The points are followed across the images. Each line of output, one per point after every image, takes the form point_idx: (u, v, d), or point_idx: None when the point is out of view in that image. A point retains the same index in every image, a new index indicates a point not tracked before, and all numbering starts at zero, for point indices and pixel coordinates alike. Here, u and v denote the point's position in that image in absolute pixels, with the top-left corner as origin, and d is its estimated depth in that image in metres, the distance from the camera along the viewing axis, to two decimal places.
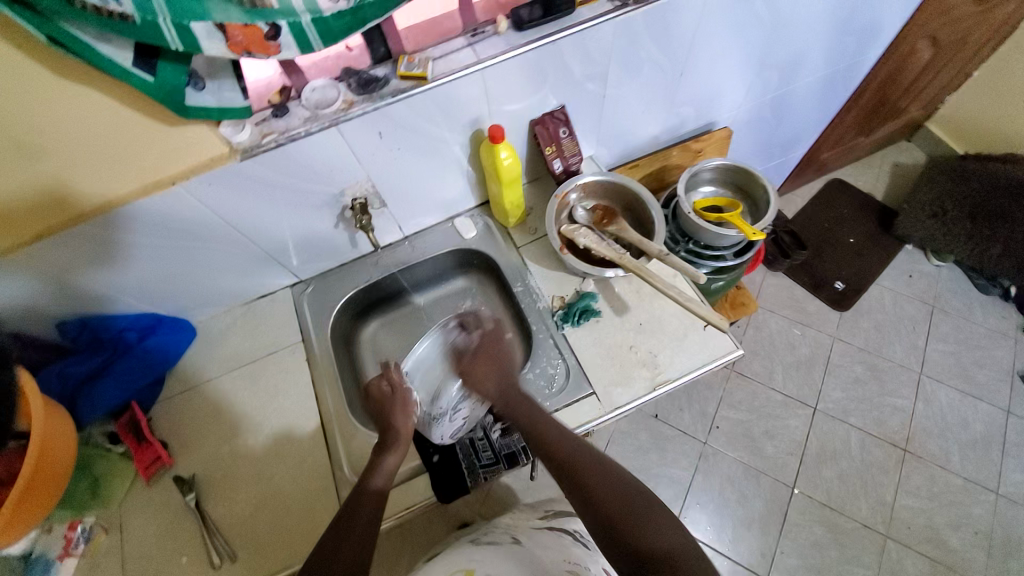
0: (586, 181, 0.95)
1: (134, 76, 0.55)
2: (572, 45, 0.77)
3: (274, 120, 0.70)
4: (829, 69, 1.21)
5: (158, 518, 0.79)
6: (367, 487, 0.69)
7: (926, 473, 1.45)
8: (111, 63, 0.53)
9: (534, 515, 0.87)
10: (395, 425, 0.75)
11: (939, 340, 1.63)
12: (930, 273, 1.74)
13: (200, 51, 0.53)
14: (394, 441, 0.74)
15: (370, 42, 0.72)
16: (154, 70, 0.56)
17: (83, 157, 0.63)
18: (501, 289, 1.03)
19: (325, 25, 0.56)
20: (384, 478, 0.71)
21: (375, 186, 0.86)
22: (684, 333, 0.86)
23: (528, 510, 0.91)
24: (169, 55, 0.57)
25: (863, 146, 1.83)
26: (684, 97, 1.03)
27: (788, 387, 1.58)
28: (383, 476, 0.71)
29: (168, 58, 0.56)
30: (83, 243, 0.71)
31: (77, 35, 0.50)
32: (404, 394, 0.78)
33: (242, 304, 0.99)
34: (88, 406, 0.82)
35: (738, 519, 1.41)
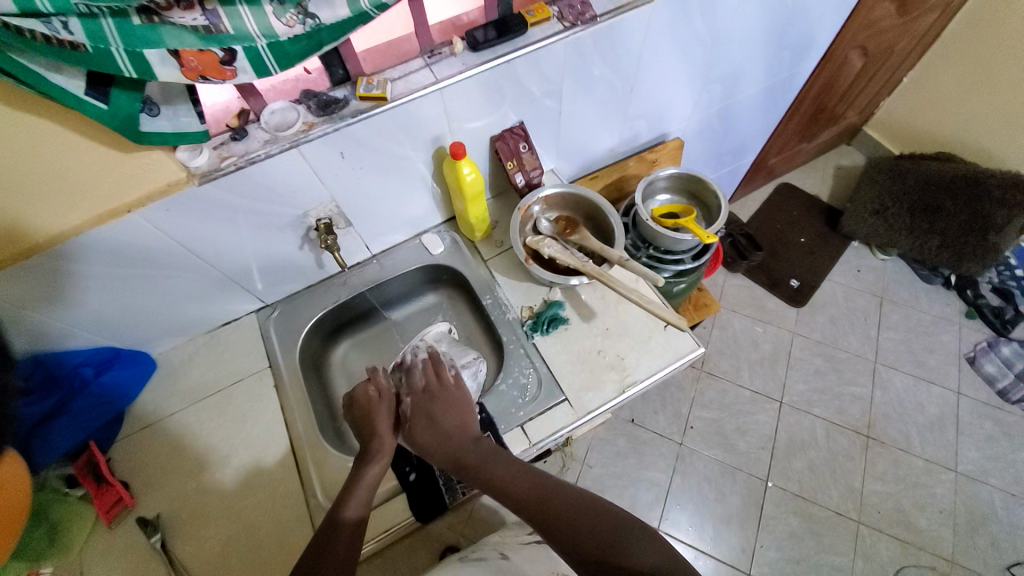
0: (548, 193, 0.98)
1: (87, 105, 0.54)
2: (526, 63, 0.80)
3: (233, 143, 0.70)
4: (770, 81, 1.30)
5: (121, 562, 0.75)
6: (342, 517, 0.66)
7: (889, 457, 1.52)
8: (64, 93, 0.52)
9: (522, 531, 0.86)
10: (381, 434, 0.71)
11: (890, 330, 1.73)
12: (878, 267, 1.85)
13: (155, 78, 0.53)
14: (376, 456, 0.70)
15: (327, 65, 0.73)
16: (108, 98, 0.55)
17: (30, 189, 0.61)
18: (471, 302, 1.04)
19: (281, 49, 0.57)
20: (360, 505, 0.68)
21: (340, 205, 0.86)
22: (649, 335, 0.89)
23: (515, 526, 0.90)
24: (123, 83, 0.56)
25: (808, 151, 1.94)
26: (637, 110, 1.08)
27: (756, 383, 1.63)
28: (357, 503, 0.68)
29: (122, 86, 0.56)
30: (33, 278, 0.68)
31: (26, 65, 0.49)
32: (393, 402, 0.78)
33: (205, 333, 0.97)
34: (43, 449, 0.77)
35: (718, 516, 1.43)
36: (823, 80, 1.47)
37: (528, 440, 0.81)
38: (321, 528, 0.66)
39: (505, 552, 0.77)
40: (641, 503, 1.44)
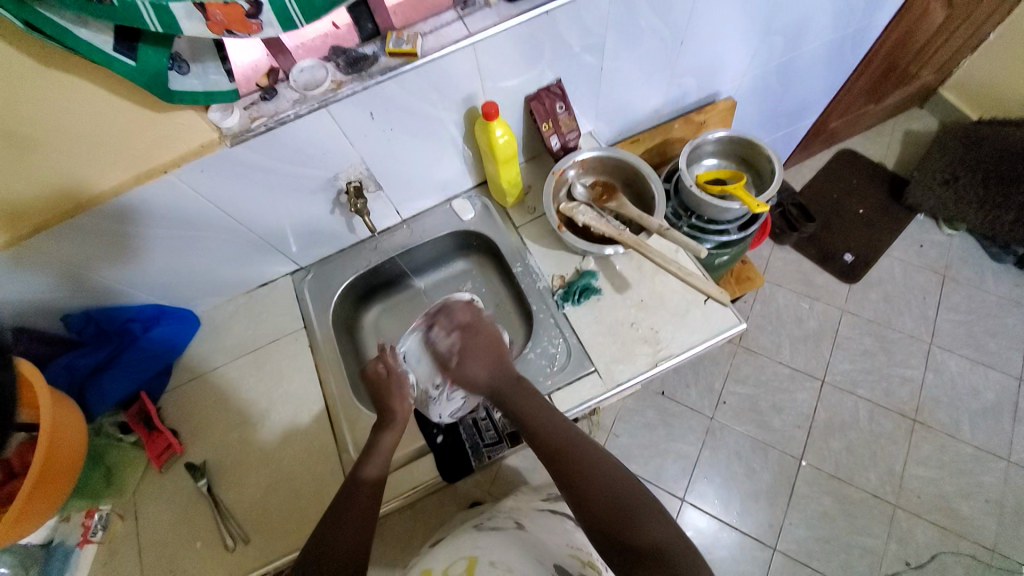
0: (584, 156, 0.93)
1: (115, 60, 0.53)
2: (566, 14, 0.75)
3: (263, 103, 0.69)
4: (838, 33, 1.17)
5: (172, 505, 0.81)
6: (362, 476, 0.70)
7: (935, 442, 1.45)
8: (92, 48, 0.51)
9: (536, 498, 0.88)
10: (392, 407, 0.76)
11: (950, 310, 1.61)
12: (942, 242, 1.70)
13: (180, 31, 0.52)
14: (390, 421, 0.75)
15: (357, 20, 0.69)
16: (136, 54, 0.54)
17: (71, 148, 0.62)
18: (501, 270, 1.02)
19: (308, 2, 0.53)
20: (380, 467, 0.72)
21: (370, 168, 0.85)
22: (687, 309, 0.85)
23: (532, 493, 0.91)
24: (149, 38, 0.55)
25: (874, 114, 1.77)
26: (685, 66, 1.00)
27: (796, 361, 1.57)
28: (377, 464, 0.72)
29: (149, 41, 0.55)
30: (79, 236, 0.71)
31: (53, 19, 0.48)
32: (399, 377, 0.79)
33: (244, 293, 0.99)
34: (98, 397, 0.84)
35: (746, 492, 1.42)
36: (898, 33, 1.31)
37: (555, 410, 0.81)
38: (343, 486, 0.70)
39: (521, 522, 0.78)
40: (667, 475, 1.44)
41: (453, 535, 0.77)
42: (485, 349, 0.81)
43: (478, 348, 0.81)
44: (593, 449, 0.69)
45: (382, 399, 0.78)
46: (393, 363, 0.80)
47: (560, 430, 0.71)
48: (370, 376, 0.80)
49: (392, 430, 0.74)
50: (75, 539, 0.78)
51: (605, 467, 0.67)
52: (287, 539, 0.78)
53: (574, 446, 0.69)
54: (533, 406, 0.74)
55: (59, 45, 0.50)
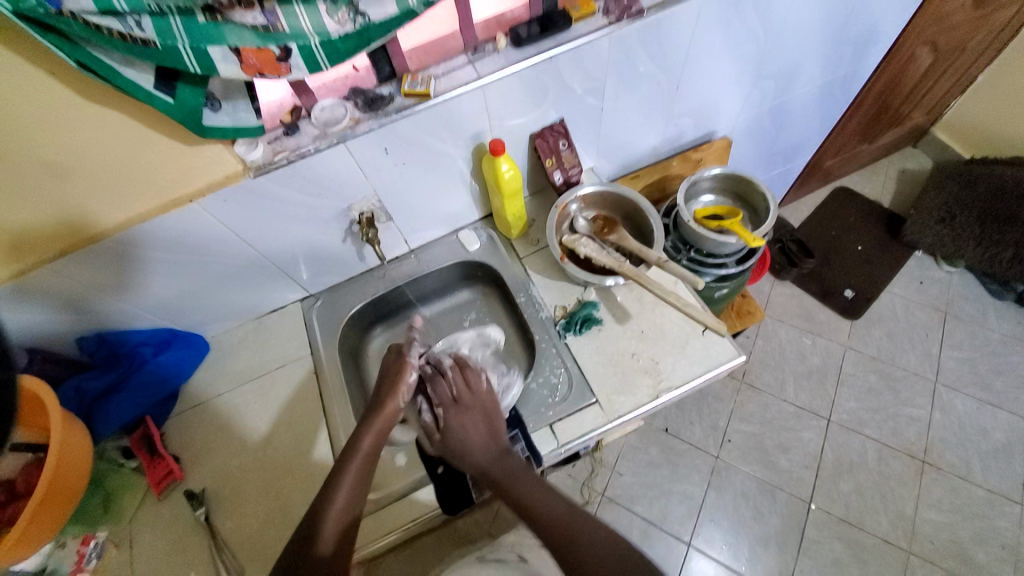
0: (586, 192, 0.97)
1: (155, 98, 0.58)
2: (570, 60, 0.80)
3: (286, 137, 0.73)
4: (827, 78, 1.24)
5: (168, 533, 0.80)
6: None
7: (946, 485, 1.41)
8: (135, 86, 0.56)
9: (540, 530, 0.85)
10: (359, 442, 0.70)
11: (953, 348, 1.60)
12: (941, 280, 1.72)
13: (216, 72, 0.56)
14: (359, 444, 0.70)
15: (375, 63, 0.74)
16: (174, 92, 0.59)
17: (104, 177, 0.66)
18: (505, 300, 1.04)
19: (333, 47, 0.59)
20: None
21: (382, 200, 0.89)
22: (686, 340, 0.87)
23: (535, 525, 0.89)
24: (187, 77, 0.60)
25: (868, 153, 1.83)
26: (682, 108, 1.06)
27: (801, 398, 1.55)
28: (345, 495, 0.65)
29: (186, 80, 0.60)
30: (101, 261, 0.74)
31: (102, 59, 0.53)
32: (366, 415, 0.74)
33: (253, 319, 1.01)
34: (103, 421, 0.84)
35: (754, 536, 1.37)
36: (886, 77, 1.39)
37: (557, 439, 0.81)
38: None
39: (524, 555, 0.77)
40: (672, 517, 1.40)
41: (457, 566, 0.76)
42: (475, 419, 0.75)
43: (474, 412, 0.76)
44: (580, 512, 0.64)
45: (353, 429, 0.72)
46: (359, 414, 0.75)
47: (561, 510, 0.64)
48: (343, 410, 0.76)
49: (358, 459, 0.68)
50: (69, 567, 0.76)
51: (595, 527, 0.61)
52: None
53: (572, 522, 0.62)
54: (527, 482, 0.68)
55: (104, 83, 0.55)
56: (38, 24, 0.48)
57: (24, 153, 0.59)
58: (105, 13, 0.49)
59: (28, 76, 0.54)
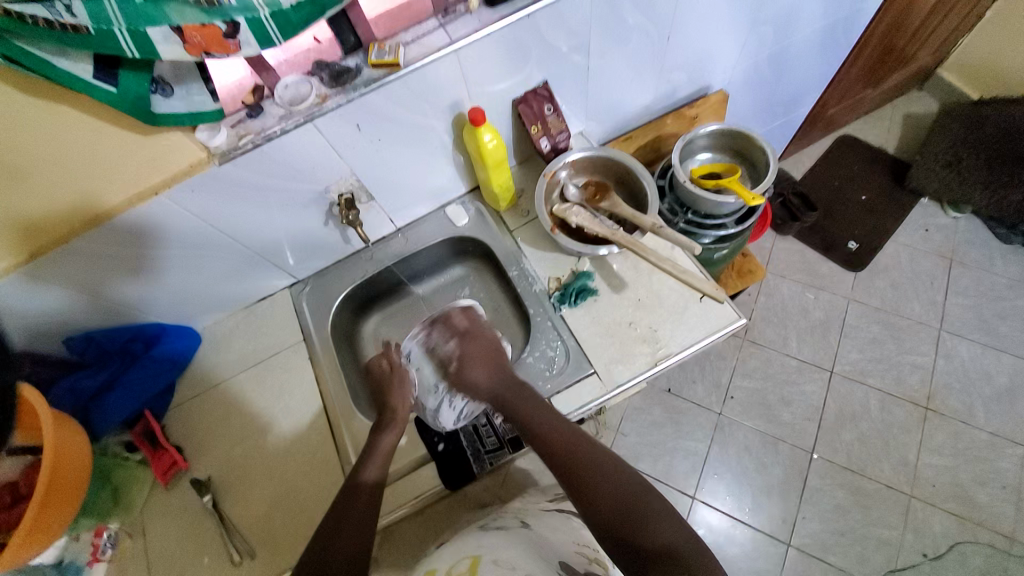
0: (575, 158, 0.92)
1: (96, 89, 0.54)
2: (548, 16, 0.74)
3: (250, 120, 0.68)
4: (830, 18, 1.16)
5: (179, 521, 0.82)
6: (360, 480, 0.71)
7: (947, 429, 1.43)
8: (73, 77, 0.52)
9: (543, 498, 0.87)
10: (393, 405, 0.79)
11: (958, 294, 1.58)
12: (948, 226, 1.67)
13: (157, 56, 0.52)
14: (389, 421, 0.77)
15: (339, 33, 0.68)
16: (117, 80, 0.55)
17: (62, 173, 0.62)
18: (498, 275, 1.02)
19: (285, 18, 0.54)
20: (377, 470, 0.73)
21: (361, 179, 0.85)
22: (684, 306, 0.85)
23: (539, 492, 0.91)
24: (132, 64, 0.56)
25: (873, 97, 1.75)
26: (674, 61, 0.99)
27: (803, 352, 1.55)
28: (375, 467, 0.73)
29: (130, 67, 0.56)
30: (77, 261, 0.71)
31: (32, 50, 0.49)
32: (402, 372, 0.83)
33: (243, 308, 1.00)
34: (102, 417, 0.85)
35: (758, 488, 1.40)
36: (894, 14, 1.30)
37: None
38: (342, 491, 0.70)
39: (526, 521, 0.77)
40: (677, 473, 1.43)
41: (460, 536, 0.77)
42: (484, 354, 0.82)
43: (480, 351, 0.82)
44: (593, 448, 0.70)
45: (384, 393, 0.81)
46: (397, 360, 0.84)
47: (565, 435, 0.71)
48: (374, 371, 0.84)
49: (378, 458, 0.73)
50: (86, 557, 0.79)
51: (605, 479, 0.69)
52: (292, 553, 0.78)
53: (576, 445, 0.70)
54: (540, 412, 0.74)
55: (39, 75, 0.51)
56: None
57: None
58: None
59: None
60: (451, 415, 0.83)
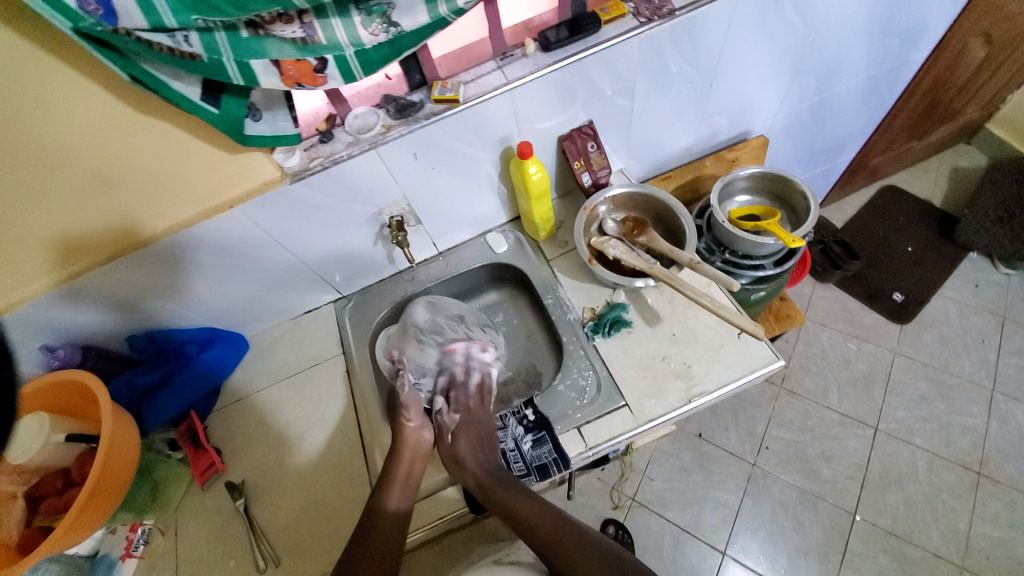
0: (615, 193, 0.96)
1: (201, 109, 0.59)
2: (597, 62, 0.80)
3: (321, 145, 0.75)
4: (871, 72, 1.18)
5: (210, 522, 0.85)
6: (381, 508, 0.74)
7: (1004, 499, 1.32)
8: (183, 98, 0.58)
9: None
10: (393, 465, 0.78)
11: (1012, 354, 1.50)
12: (1000, 282, 1.61)
13: (258, 84, 0.58)
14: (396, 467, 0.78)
15: (407, 71, 0.76)
16: (219, 103, 0.60)
17: (152, 185, 0.69)
18: (534, 303, 1.04)
19: (366, 56, 0.60)
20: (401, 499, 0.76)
21: (412, 204, 0.90)
22: (720, 344, 0.84)
23: None
24: (232, 89, 0.61)
25: (917, 150, 1.74)
26: (715, 106, 1.03)
27: (845, 405, 1.48)
28: (397, 495, 0.76)
29: (231, 92, 0.61)
30: (151, 264, 0.77)
31: (152, 71, 0.55)
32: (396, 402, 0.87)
33: (290, 319, 1.05)
34: (152, 415, 0.89)
35: (794, 547, 1.32)
36: (938, 69, 1.31)
37: (584, 443, 0.80)
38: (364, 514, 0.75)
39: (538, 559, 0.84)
40: (705, 525, 1.36)
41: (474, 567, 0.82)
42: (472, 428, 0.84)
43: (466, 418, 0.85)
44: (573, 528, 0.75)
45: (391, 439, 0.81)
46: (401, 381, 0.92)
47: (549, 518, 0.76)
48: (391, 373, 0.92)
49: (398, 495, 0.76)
50: (119, 553, 0.83)
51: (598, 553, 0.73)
52: (315, 563, 0.79)
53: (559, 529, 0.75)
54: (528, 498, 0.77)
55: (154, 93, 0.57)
56: (96, 41, 0.50)
57: (77, 164, 0.62)
58: (155, 29, 0.50)
59: (81, 94, 0.57)
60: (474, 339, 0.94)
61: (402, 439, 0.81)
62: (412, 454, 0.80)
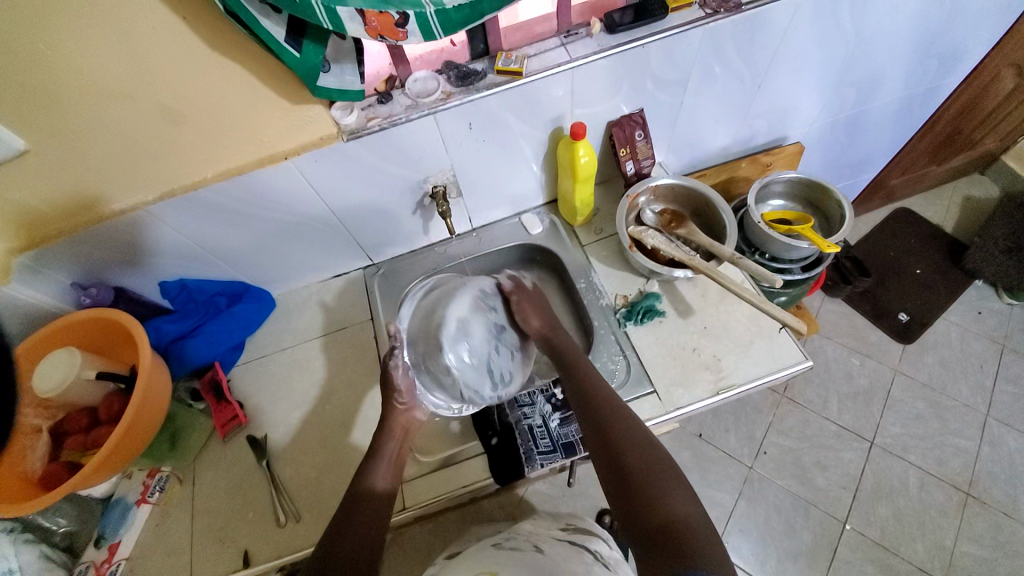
0: (657, 185, 0.96)
1: (284, 51, 0.59)
2: (659, 49, 0.80)
3: (379, 106, 0.75)
4: (908, 91, 1.20)
5: (230, 476, 0.84)
6: (370, 487, 0.72)
7: (990, 520, 1.36)
8: (268, 37, 0.57)
9: (555, 525, 0.87)
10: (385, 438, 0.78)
11: (1010, 382, 1.53)
12: (1002, 311, 1.65)
13: (343, 31, 0.57)
14: (388, 431, 0.78)
15: (471, 38, 0.76)
16: (300, 48, 0.60)
17: (212, 127, 0.68)
18: (564, 289, 1.05)
19: (446, 16, 0.59)
20: (386, 479, 0.74)
21: (456, 174, 0.90)
22: (750, 340, 0.86)
23: (550, 518, 0.91)
24: (313, 33, 0.60)
25: (935, 175, 1.76)
26: (759, 109, 1.04)
27: (843, 418, 1.51)
28: (384, 477, 0.74)
29: (312, 36, 0.60)
30: (196, 209, 0.77)
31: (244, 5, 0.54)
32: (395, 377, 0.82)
33: (319, 282, 1.04)
34: (179, 362, 0.89)
35: (784, 551, 1.35)
36: (967, 96, 1.33)
37: None
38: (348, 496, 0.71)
39: (539, 545, 0.80)
40: None
41: (473, 550, 0.80)
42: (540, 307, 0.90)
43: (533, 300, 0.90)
44: (626, 412, 0.75)
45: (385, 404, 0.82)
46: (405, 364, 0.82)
47: (606, 398, 0.76)
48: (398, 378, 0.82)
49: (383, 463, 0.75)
50: (135, 497, 0.82)
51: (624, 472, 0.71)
52: None
53: (613, 409, 0.74)
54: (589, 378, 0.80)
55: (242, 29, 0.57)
56: None
57: (143, 97, 0.62)
58: None
59: (159, 25, 0.56)
60: (480, 347, 0.81)
61: (391, 417, 0.80)
62: (403, 430, 0.80)
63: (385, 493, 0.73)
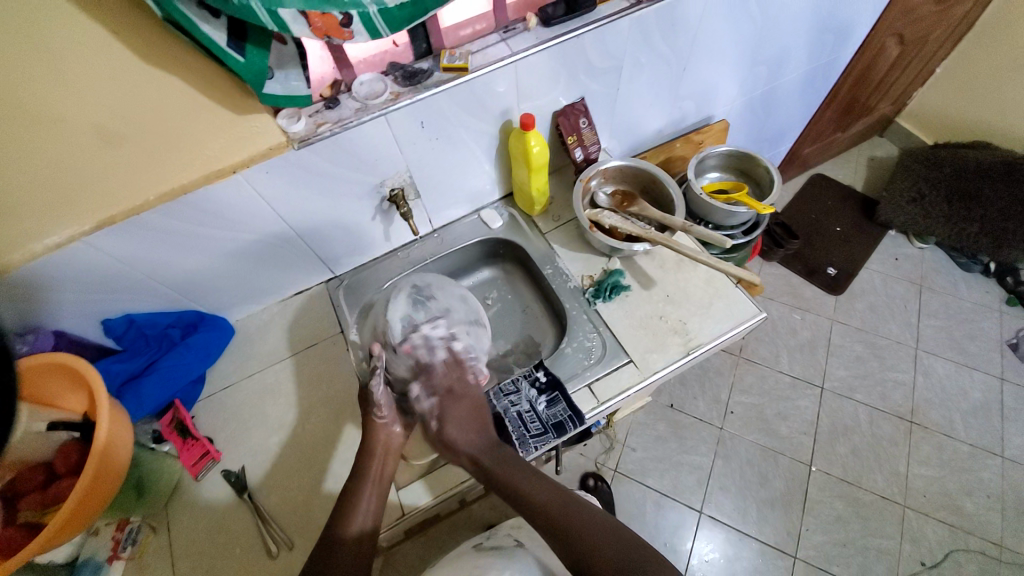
0: (607, 168, 1.01)
1: (228, 56, 0.58)
2: (593, 38, 0.84)
3: (328, 111, 0.74)
4: (811, 65, 1.33)
5: (208, 516, 0.80)
6: (342, 534, 0.68)
7: (933, 442, 1.51)
8: (210, 43, 0.56)
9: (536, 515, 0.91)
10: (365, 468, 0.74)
11: (930, 316, 1.72)
12: (915, 255, 1.85)
13: (287, 33, 0.56)
14: (373, 450, 0.76)
15: (414, 39, 0.77)
16: (244, 52, 0.59)
17: (152, 144, 0.65)
18: (530, 277, 1.07)
19: (390, 15, 0.60)
20: (368, 520, 0.70)
21: (412, 175, 0.90)
22: (710, 301, 0.92)
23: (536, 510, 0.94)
24: (255, 37, 0.59)
25: (841, 142, 1.96)
26: (686, 91, 1.12)
27: (795, 368, 1.64)
28: (360, 517, 0.70)
29: (254, 40, 0.59)
30: (140, 234, 0.72)
31: (182, 10, 0.52)
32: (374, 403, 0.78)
33: (278, 302, 1.01)
34: (135, 405, 0.82)
35: (762, 500, 1.43)
36: (860, 68, 1.49)
37: (595, 399, 0.84)
38: (322, 544, 0.67)
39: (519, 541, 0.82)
40: (682, 488, 1.45)
41: (453, 556, 0.80)
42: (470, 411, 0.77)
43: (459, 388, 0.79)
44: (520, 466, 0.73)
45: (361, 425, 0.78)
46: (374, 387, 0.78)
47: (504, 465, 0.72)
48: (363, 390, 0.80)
49: (370, 487, 0.73)
50: (106, 553, 0.75)
51: (588, 510, 0.68)
52: None
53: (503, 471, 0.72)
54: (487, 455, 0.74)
55: (184, 36, 0.55)
56: None
57: (76, 119, 0.58)
58: None
59: (91, 41, 0.54)
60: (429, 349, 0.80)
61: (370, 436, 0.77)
62: (383, 451, 0.76)
63: (367, 535, 0.69)
